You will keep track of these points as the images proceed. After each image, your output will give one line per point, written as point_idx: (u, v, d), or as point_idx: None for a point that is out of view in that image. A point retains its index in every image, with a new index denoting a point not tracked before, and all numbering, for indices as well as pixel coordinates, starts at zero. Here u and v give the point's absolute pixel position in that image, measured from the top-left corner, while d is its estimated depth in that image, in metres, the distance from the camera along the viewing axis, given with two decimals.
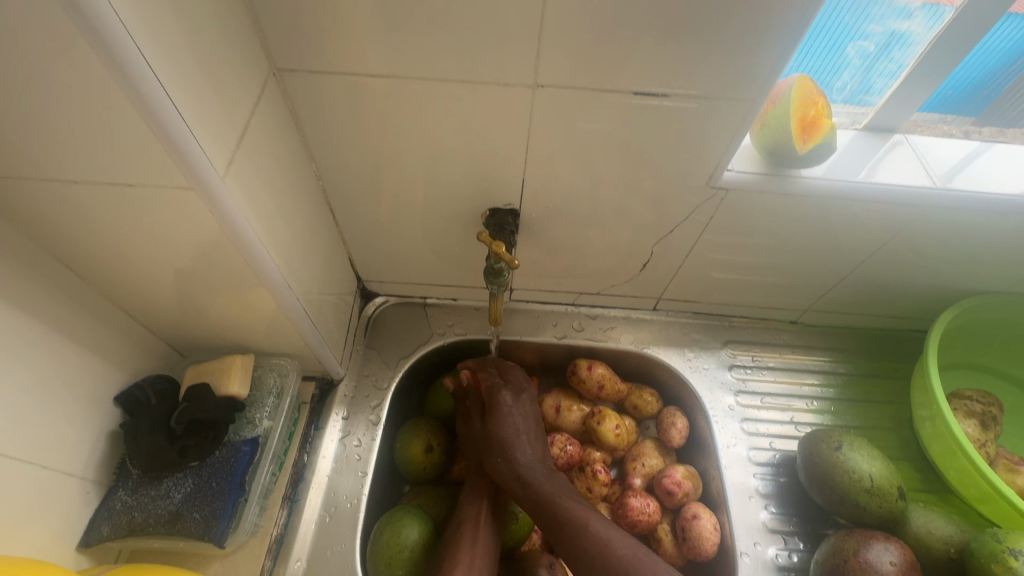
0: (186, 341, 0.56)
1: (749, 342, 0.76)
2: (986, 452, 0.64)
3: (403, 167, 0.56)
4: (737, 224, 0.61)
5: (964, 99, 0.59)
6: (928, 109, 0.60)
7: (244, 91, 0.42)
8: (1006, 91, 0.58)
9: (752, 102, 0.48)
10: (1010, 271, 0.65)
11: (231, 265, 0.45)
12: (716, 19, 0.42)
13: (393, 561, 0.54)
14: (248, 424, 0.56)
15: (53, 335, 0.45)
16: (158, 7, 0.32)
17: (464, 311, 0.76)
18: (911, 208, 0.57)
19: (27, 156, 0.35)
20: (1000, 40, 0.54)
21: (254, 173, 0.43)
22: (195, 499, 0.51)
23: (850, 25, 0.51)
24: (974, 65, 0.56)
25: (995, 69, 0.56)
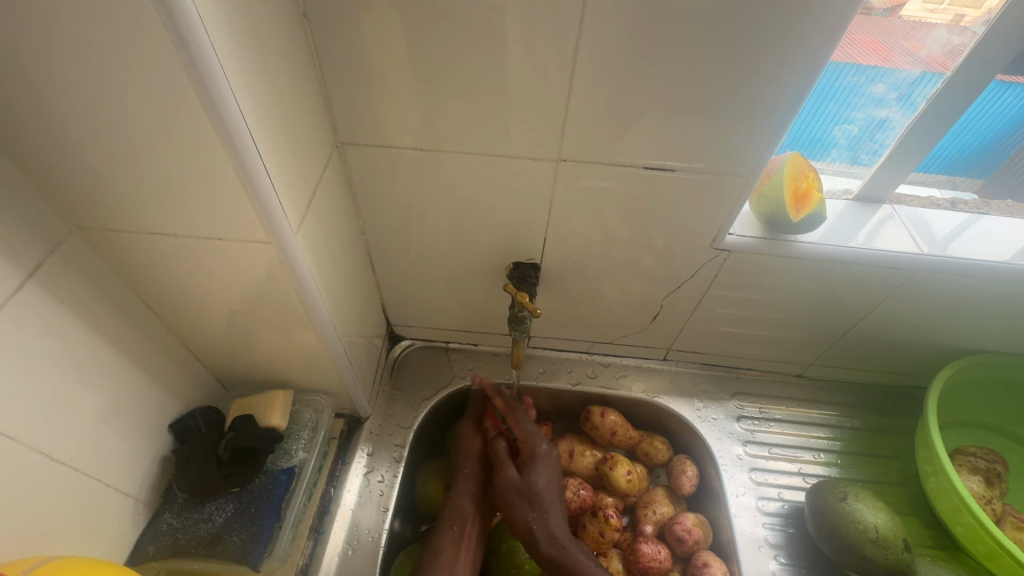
0: (234, 376, 0.62)
1: (756, 394, 0.79)
2: (993, 509, 0.65)
3: (439, 224, 0.63)
4: (741, 281, 0.66)
5: (974, 160, 0.64)
6: (926, 169, 0.65)
7: (315, 162, 0.49)
8: (1013, 153, 0.62)
9: (748, 178, 0.55)
10: (1005, 331, 0.68)
11: (288, 307, 0.51)
12: (719, 110, 0.50)
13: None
14: (285, 455, 0.60)
15: (130, 366, 0.50)
16: (266, 103, 0.39)
17: (484, 356, 0.81)
18: (901, 271, 0.62)
19: (137, 215, 0.42)
20: (1005, 108, 0.58)
21: (316, 229, 0.50)
22: (234, 523, 0.55)
23: (834, 112, 0.58)
24: (981, 128, 0.60)
25: (1000, 133, 0.60)
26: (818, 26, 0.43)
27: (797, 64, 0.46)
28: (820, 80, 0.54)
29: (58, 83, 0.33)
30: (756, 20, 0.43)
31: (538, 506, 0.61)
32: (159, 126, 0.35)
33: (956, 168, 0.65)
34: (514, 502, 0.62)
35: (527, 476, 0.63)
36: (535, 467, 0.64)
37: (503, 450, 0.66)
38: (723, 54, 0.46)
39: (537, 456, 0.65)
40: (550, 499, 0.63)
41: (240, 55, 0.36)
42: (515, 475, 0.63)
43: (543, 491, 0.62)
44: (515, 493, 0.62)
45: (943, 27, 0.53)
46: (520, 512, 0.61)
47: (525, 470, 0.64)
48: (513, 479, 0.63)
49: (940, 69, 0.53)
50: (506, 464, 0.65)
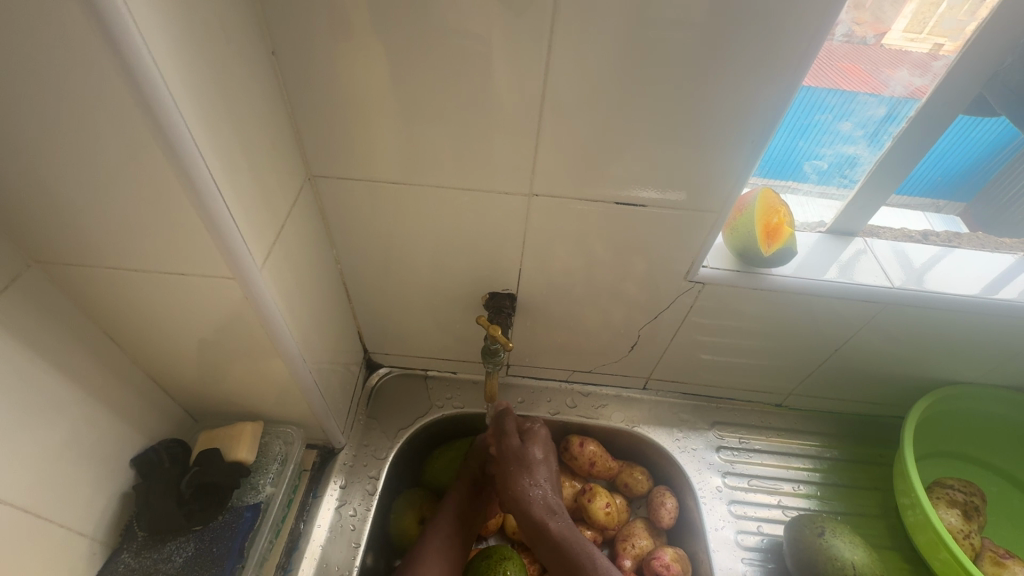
0: (202, 407, 0.60)
1: (735, 423, 0.79)
2: (971, 543, 0.64)
3: (413, 252, 0.63)
4: (716, 311, 0.66)
5: (955, 186, 0.65)
6: (906, 193, 0.66)
7: (285, 194, 0.49)
8: (992, 179, 0.63)
9: (719, 213, 0.56)
10: (978, 362, 0.68)
11: (255, 339, 0.50)
12: (686, 147, 0.50)
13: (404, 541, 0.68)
14: (252, 490, 0.59)
15: (90, 401, 0.49)
16: (231, 140, 0.39)
17: (462, 383, 0.80)
18: (874, 304, 0.62)
19: (98, 250, 0.41)
20: (984, 133, 0.59)
21: (285, 261, 0.50)
22: (195, 563, 0.52)
23: (804, 148, 0.59)
24: (960, 155, 0.61)
25: (979, 159, 0.61)
26: (781, 69, 0.44)
27: (762, 104, 0.47)
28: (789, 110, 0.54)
29: (13, 121, 0.33)
30: (719, 63, 0.44)
31: (535, 476, 0.65)
32: (119, 164, 0.35)
33: (939, 192, 0.66)
34: (513, 470, 0.65)
35: (526, 447, 0.66)
36: (534, 441, 0.67)
37: (507, 422, 0.68)
38: (691, 94, 0.46)
39: (535, 433, 0.68)
40: (548, 472, 0.66)
41: (202, 94, 0.36)
42: (517, 443, 0.66)
43: (541, 463, 0.66)
44: (514, 461, 0.65)
45: (920, 55, 0.52)
46: (520, 481, 0.64)
47: (525, 448, 0.66)
48: (515, 446, 0.66)
49: (914, 96, 0.53)
50: (509, 436, 0.67)
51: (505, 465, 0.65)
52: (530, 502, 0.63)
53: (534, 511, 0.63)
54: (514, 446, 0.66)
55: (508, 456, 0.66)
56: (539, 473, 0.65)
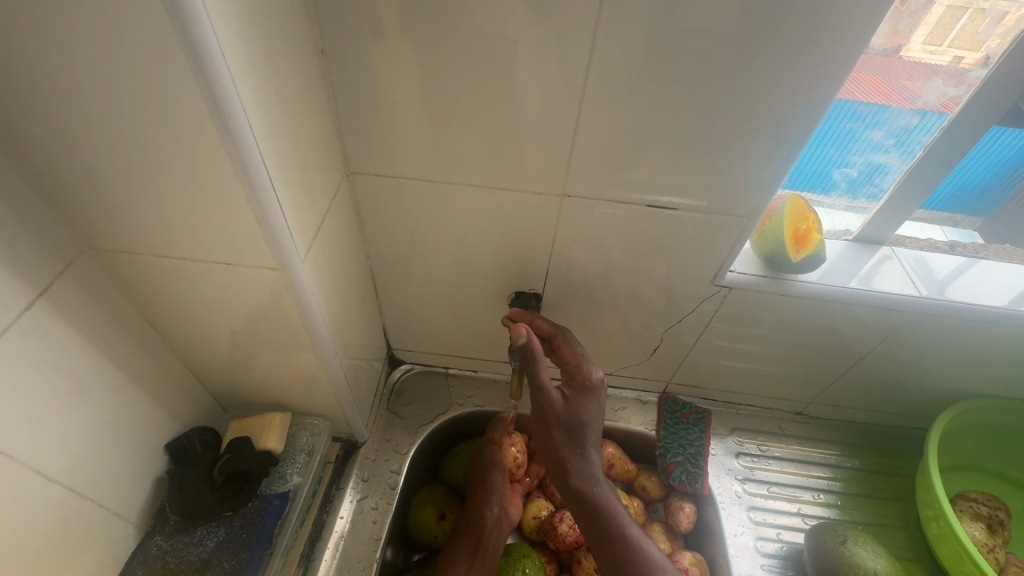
0: (232, 396, 0.61)
1: (755, 430, 0.79)
2: (995, 558, 0.64)
3: (442, 250, 0.63)
4: (740, 317, 0.66)
5: (974, 200, 0.65)
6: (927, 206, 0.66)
7: (326, 189, 0.50)
8: (1013, 193, 0.63)
9: (749, 219, 0.56)
10: (1005, 375, 0.68)
11: (291, 330, 0.52)
12: (720, 151, 0.51)
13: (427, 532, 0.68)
14: (280, 479, 0.60)
15: (131, 385, 0.51)
16: (282, 135, 0.41)
17: (482, 382, 0.81)
18: (902, 312, 0.62)
19: (149, 238, 0.43)
20: (1004, 148, 0.58)
21: (322, 254, 0.51)
22: (225, 548, 0.54)
23: (833, 155, 0.59)
24: (980, 169, 0.61)
25: (999, 172, 0.61)
26: (820, 76, 0.45)
27: (799, 109, 0.47)
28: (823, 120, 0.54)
29: (82, 111, 0.34)
30: (757, 68, 0.45)
31: (582, 443, 0.55)
32: (176, 153, 0.36)
33: (952, 207, 0.66)
34: (556, 437, 0.55)
35: (572, 405, 0.55)
36: (585, 397, 0.56)
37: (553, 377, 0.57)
38: (727, 100, 0.47)
39: (587, 382, 0.57)
40: (595, 436, 0.56)
41: (258, 89, 0.37)
42: (560, 402, 0.55)
43: (587, 425, 0.55)
44: (557, 425, 0.55)
45: (947, 66, 0.52)
46: (565, 455, 0.55)
47: (571, 403, 0.56)
48: (558, 408, 0.55)
49: (943, 110, 0.53)
50: (557, 390, 0.56)
51: (546, 430, 0.55)
52: (569, 479, 0.55)
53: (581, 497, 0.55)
54: (560, 409, 0.55)
55: (550, 422, 0.55)
56: (586, 440, 0.55)
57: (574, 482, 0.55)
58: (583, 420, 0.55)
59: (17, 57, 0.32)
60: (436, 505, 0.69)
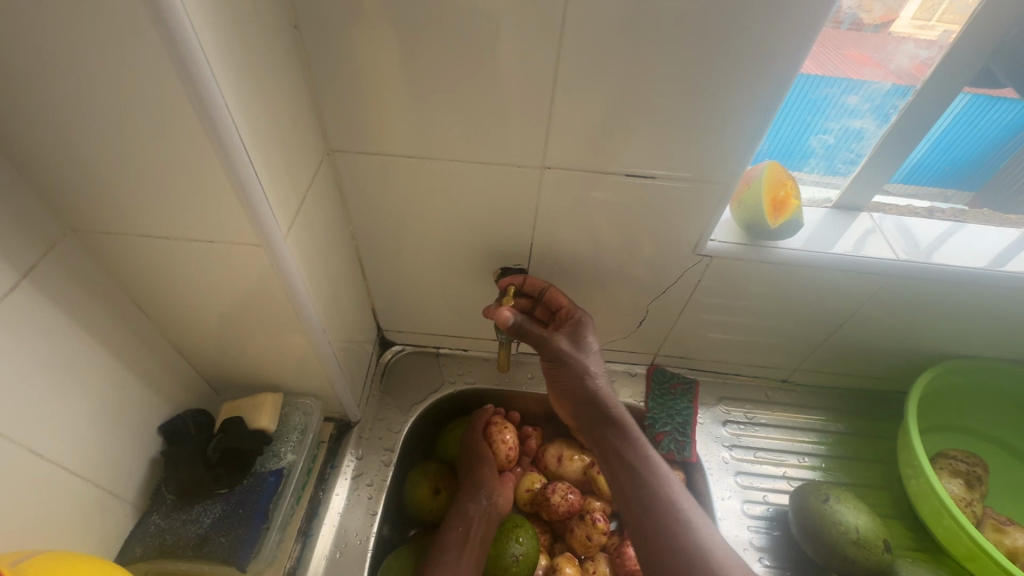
0: (224, 378, 0.62)
1: (742, 398, 0.80)
2: (973, 511, 0.66)
3: (426, 228, 0.64)
4: (723, 286, 0.67)
5: (965, 171, 0.65)
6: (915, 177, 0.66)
7: (306, 167, 0.50)
8: (1005, 165, 0.63)
9: (726, 185, 0.56)
10: (981, 335, 0.70)
11: (277, 309, 0.52)
12: (697, 115, 0.50)
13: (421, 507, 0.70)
14: (274, 457, 0.60)
15: (120, 367, 0.51)
16: (258, 110, 0.41)
17: (473, 361, 0.82)
18: (880, 276, 0.63)
19: (130, 217, 0.43)
20: (996, 117, 0.59)
21: (306, 232, 0.51)
22: (223, 524, 0.55)
23: (810, 122, 0.60)
24: (970, 139, 0.61)
25: (991, 144, 0.61)
26: (792, 30, 0.44)
27: (773, 68, 0.47)
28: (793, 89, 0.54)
29: (54, 87, 0.34)
30: (728, 28, 0.44)
31: (591, 367, 0.63)
32: (151, 129, 0.36)
33: (945, 182, 0.67)
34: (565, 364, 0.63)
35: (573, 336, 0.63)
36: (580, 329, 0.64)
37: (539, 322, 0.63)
38: (703, 63, 0.46)
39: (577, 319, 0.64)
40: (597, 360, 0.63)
41: (230, 62, 0.37)
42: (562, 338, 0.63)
43: (593, 352, 0.63)
44: (565, 357, 0.62)
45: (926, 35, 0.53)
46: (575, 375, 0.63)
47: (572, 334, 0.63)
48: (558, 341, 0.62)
49: (919, 71, 0.54)
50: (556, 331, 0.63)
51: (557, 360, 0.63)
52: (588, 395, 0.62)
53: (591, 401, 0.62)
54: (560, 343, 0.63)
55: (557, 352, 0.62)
56: (595, 362, 0.63)
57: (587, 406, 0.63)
58: (587, 345, 0.63)
59: None
60: (426, 482, 0.71)
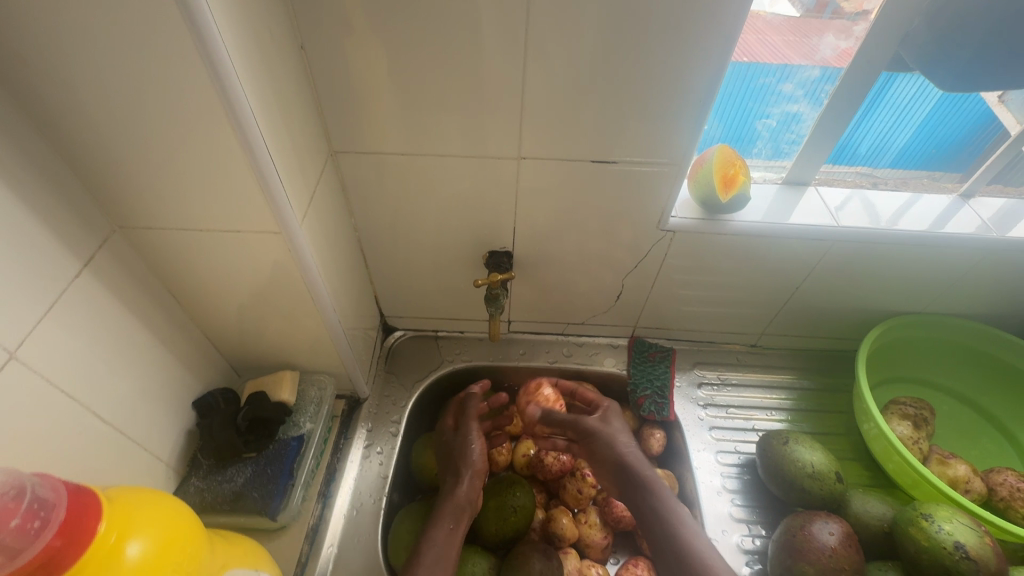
0: (246, 360, 0.70)
1: (715, 363, 0.88)
2: (919, 448, 0.73)
3: (420, 219, 0.71)
4: (686, 259, 0.75)
5: (954, 154, 0.73)
6: (914, 166, 0.74)
7: (314, 166, 0.58)
8: (988, 146, 0.72)
9: (678, 164, 0.63)
10: (920, 292, 0.78)
11: (293, 291, 0.59)
12: (647, 101, 0.57)
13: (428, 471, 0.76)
14: (294, 425, 0.67)
15: (160, 347, 0.59)
16: (275, 117, 0.48)
17: (469, 341, 0.90)
18: (822, 243, 0.71)
19: (169, 213, 0.50)
20: (970, 110, 0.67)
21: (317, 222, 0.59)
22: (254, 481, 0.62)
23: (753, 108, 0.67)
24: (952, 130, 0.70)
25: (970, 131, 0.70)
26: (717, 24, 0.51)
27: (707, 58, 0.53)
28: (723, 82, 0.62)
29: (110, 105, 0.42)
30: (664, 28, 0.51)
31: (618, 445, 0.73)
32: (190, 135, 0.44)
33: (930, 163, 0.74)
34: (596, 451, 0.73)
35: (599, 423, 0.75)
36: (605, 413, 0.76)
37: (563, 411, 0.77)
38: (648, 57, 0.53)
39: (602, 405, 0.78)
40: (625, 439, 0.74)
41: (253, 77, 0.44)
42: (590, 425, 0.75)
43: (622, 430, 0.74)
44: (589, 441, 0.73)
45: (839, 22, 0.61)
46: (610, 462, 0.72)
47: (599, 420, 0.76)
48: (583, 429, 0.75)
49: (844, 58, 0.62)
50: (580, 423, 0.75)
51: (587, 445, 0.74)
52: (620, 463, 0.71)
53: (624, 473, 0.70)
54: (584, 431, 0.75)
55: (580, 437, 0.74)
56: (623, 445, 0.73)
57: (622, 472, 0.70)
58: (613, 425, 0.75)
59: (57, 64, 0.39)
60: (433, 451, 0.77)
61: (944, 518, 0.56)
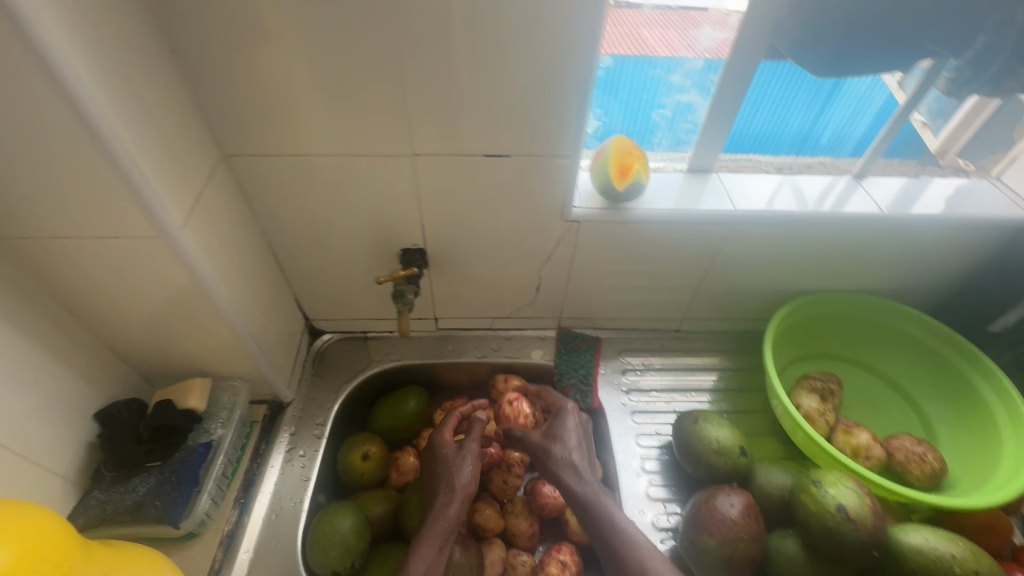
0: (155, 370, 0.69)
1: (640, 349, 0.91)
2: (827, 420, 0.76)
3: (327, 220, 0.71)
4: (596, 249, 0.77)
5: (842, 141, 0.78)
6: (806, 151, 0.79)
7: (201, 169, 0.57)
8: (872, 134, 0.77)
9: (569, 156, 0.64)
10: (823, 270, 0.81)
11: (187, 296, 0.59)
12: (531, 94, 0.57)
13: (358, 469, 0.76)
14: (204, 432, 0.66)
15: (49, 360, 0.57)
16: (139, 121, 0.48)
17: (399, 341, 0.90)
18: (721, 226, 0.73)
19: (40, 221, 0.50)
20: (851, 95, 0.72)
21: (208, 226, 0.59)
22: (156, 490, 0.61)
23: (647, 100, 0.70)
24: (837, 115, 0.75)
25: (854, 117, 0.75)
26: (583, 15, 0.51)
27: (580, 50, 0.54)
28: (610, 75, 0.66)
29: None
30: (533, 22, 0.52)
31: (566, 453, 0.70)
32: (44, 141, 0.43)
33: (828, 149, 0.79)
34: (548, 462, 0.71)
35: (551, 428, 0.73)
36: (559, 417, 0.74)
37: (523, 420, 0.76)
38: (521, 52, 0.54)
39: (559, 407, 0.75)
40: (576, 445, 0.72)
41: (104, 80, 0.43)
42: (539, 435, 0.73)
43: (573, 435, 0.72)
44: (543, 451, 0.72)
45: (715, 15, 0.64)
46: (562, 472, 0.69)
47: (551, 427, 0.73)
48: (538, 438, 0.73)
49: (722, 50, 0.66)
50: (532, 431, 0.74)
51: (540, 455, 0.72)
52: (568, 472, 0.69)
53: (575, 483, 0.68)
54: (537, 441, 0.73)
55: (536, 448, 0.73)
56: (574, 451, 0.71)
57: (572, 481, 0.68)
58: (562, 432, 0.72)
59: None
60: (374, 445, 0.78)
61: (831, 484, 0.58)
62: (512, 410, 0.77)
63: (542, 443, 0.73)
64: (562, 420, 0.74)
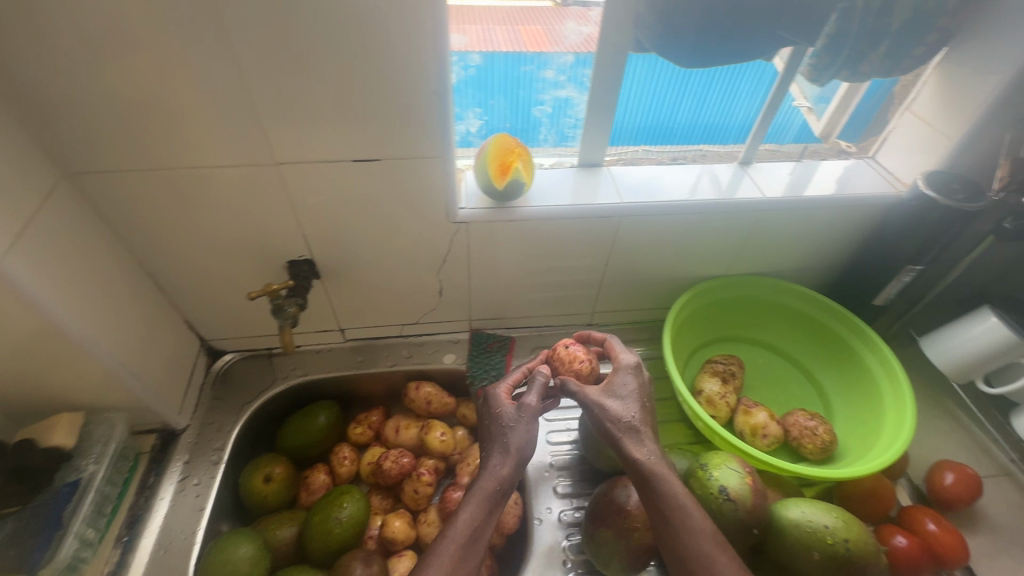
0: (14, 408, 0.64)
1: (553, 346, 0.91)
2: (728, 402, 0.77)
3: (200, 237, 0.68)
4: (490, 250, 0.76)
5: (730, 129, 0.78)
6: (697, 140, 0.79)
7: (31, 191, 0.53)
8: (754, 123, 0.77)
9: (440, 157, 0.63)
10: (718, 256, 0.83)
11: (29, 326, 0.55)
12: (388, 95, 0.56)
13: (257, 493, 0.73)
14: (73, 470, 0.64)
15: None
16: None
17: (304, 355, 0.87)
18: (609, 219, 0.74)
19: None
20: (731, 81, 0.72)
21: (47, 250, 0.55)
22: (12, 538, 0.57)
23: (525, 97, 0.70)
24: (719, 103, 0.74)
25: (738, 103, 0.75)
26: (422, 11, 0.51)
27: (428, 47, 0.53)
28: (479, 73, 0.65)
29: None
30: (372, 20, 0.51)
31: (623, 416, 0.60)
32: None
33: (713, 138, 0.79)
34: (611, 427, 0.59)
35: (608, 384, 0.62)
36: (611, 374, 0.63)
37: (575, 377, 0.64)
38: (367, 51, 0.52)
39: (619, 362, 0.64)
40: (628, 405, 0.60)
41: None
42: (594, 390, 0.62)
43: (630, 394, 0.61)
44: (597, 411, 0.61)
45: (575, 9, 0.65)
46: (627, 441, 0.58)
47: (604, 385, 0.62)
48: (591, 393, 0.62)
49: (589, 43, 0.66)
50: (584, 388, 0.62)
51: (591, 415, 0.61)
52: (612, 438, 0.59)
53: (626, 452, 0.58)
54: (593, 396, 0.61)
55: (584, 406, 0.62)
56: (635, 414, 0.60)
57: (626, 448, 0.58)
58: (624, 390, 0.61)
59: None
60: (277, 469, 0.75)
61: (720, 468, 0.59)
62: (568, 356, 0.68)
63: (598, 399, 0.61)
64: (619, 378, 0.62)
